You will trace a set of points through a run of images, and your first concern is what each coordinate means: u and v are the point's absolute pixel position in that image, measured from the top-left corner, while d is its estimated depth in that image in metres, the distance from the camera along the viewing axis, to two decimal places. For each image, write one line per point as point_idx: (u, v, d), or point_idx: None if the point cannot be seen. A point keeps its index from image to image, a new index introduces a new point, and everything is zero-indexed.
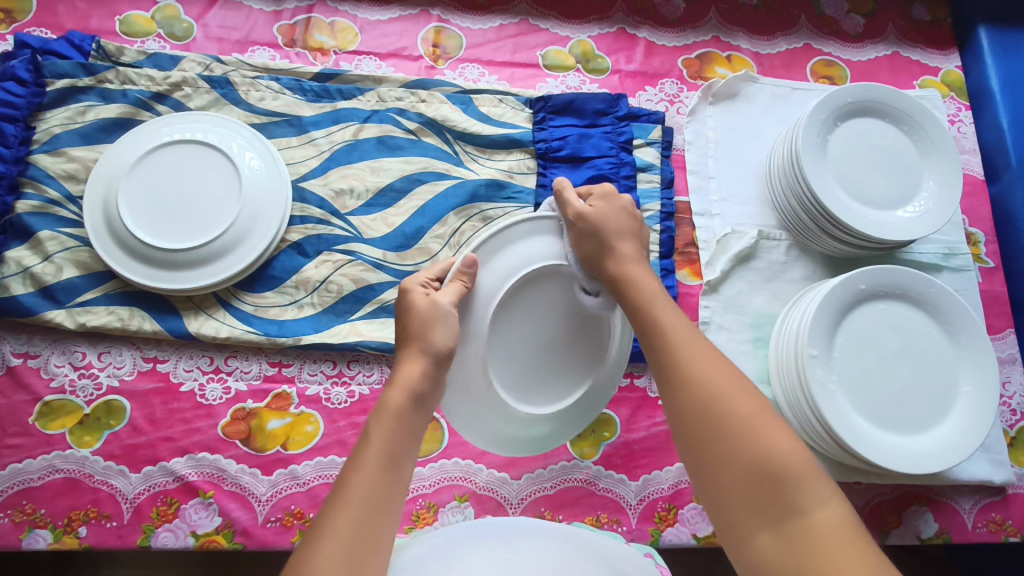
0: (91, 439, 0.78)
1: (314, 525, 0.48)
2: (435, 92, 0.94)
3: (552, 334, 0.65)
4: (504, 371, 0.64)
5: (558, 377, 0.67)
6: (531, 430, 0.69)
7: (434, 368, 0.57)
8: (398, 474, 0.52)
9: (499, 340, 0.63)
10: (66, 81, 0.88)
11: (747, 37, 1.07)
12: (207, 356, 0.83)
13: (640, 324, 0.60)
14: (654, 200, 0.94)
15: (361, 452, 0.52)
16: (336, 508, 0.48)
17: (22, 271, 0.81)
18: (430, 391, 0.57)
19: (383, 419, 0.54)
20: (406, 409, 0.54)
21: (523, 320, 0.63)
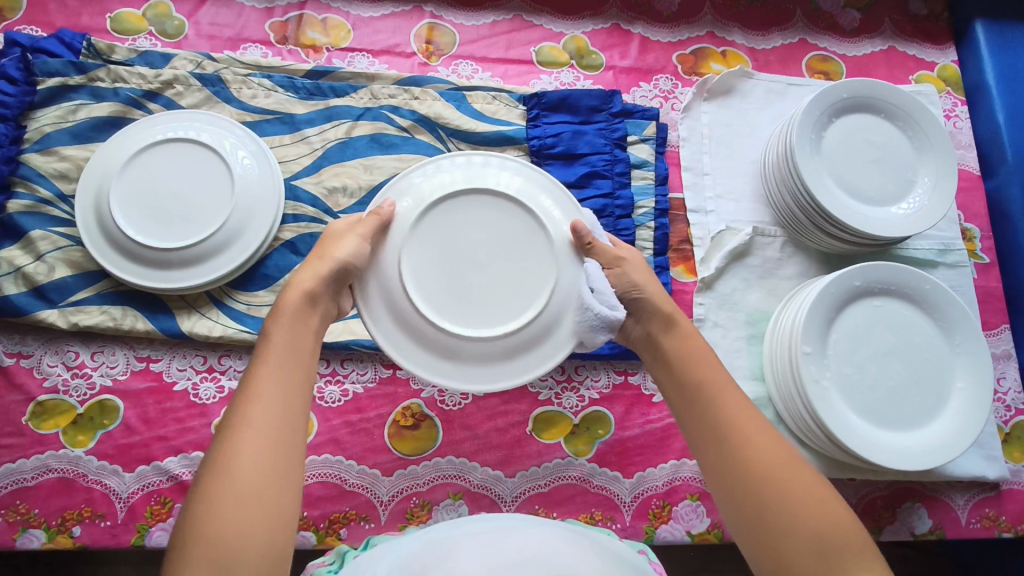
0: (84, 439, 0.78)
1: (226, 422, 0.51)
2: (428, 89, 0.94)
3: (482, 252, 0.66)
4: (439, 294, 0.65)
5: (522, 278, 0.66)
6: (492, 353, 0.66)
7: (325, 275, 0.62)
8: (300, 367, 0.57)
9: (422, 265, 0.66)
10: (56, 80, 0.87)
11: (742, 32, 1.06)
12: (200, 355, 0.83)
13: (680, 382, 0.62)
14: (648, 197, 0.94)
15: (262, 348, 0.57)
16: (245, 404, 0.52)
17: (15, 271, 0.81)
18: (324, 294, 0.63)
19: (278, 322, 0.59)
20: (299, 307, 0.60)
21: (444, 243, 0.66)
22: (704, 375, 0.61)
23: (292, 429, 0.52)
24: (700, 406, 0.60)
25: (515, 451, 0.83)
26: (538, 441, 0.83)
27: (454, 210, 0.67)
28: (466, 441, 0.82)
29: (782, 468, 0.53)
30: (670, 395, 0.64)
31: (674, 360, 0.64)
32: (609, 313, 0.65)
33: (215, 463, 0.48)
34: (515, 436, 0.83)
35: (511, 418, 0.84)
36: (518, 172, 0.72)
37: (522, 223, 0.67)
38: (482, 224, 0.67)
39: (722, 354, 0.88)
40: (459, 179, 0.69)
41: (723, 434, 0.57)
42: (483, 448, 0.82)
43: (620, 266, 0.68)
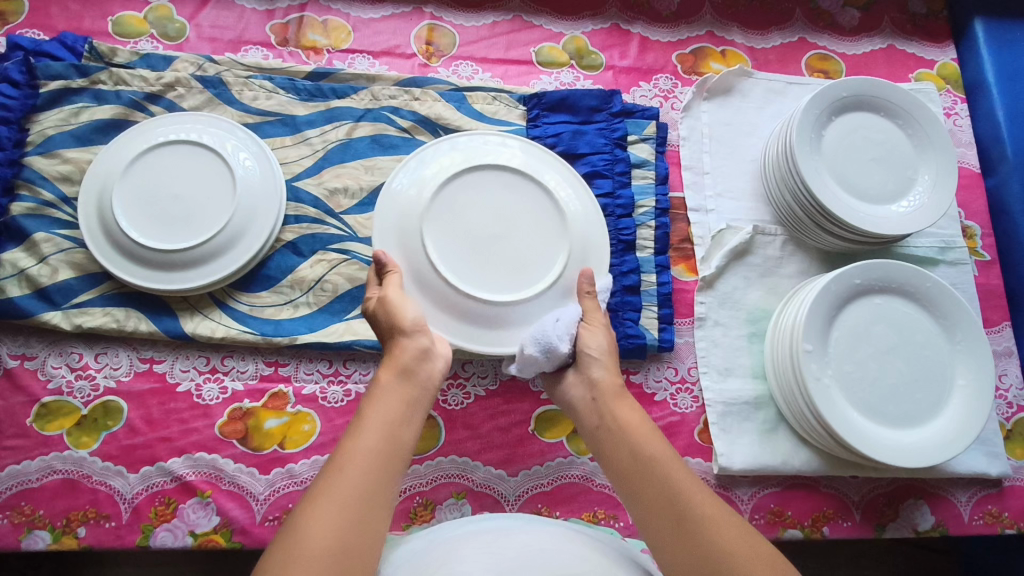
0: (88, 440, 0.78)
1: (307, 496, 0.50)
2: (429, 90, 0.94)
3: (499, 224, 0.73)
4: (457, 258, 0.71)
5: (534, 224, 0.73)
6: (501, 319, 0.71)
7: (417, 346, 0.62)
8: (394, 445, 0.55)
9: (442, 230, 0.72)
10: (58, 83, 0.87)
11: (741, 31, 1.06)
12: (203, 356, 0.83)
13: (622, 454, 0.60)
14: (649, 196, 0.94)
15: (354, 427, 0.55)
16: (328, 478, 0.51)
17: (19, 273, 0.81)
18: (418, 366, 0.61)
19: (374, 394, 0.58)
20: (395, 383, 0.59)
21: (464, 212, 0.72)
22: (653, 449, 0.59)
23: (372, 512, 0.50)
24: (643, 475, 0.58)
25: (518, 450, 0.83)
26: (540, 441, 0.83)
27: (475, 182, 0.74)
28: (468, 440, 0.83)
29: (742, 547, 0.50)
30: (615, 471, 0.60)
31: (623, 431, 0.62)
32: (556, 344, 0.66)
33: (285, 538, 0.47)
34: (518, 436, 0.83)
35: (514, 417, 0.84)
36: (533, 156, 0.79)
37: (537, 202, 0.74)
38: (499, 198, 0.73)
39: (723, 353, 0.89)
40: (480, 157, 0.76)
41: (679, 511, 0.54)
42: (485, 447, 0.83)
43: (594, 327, 0.68)
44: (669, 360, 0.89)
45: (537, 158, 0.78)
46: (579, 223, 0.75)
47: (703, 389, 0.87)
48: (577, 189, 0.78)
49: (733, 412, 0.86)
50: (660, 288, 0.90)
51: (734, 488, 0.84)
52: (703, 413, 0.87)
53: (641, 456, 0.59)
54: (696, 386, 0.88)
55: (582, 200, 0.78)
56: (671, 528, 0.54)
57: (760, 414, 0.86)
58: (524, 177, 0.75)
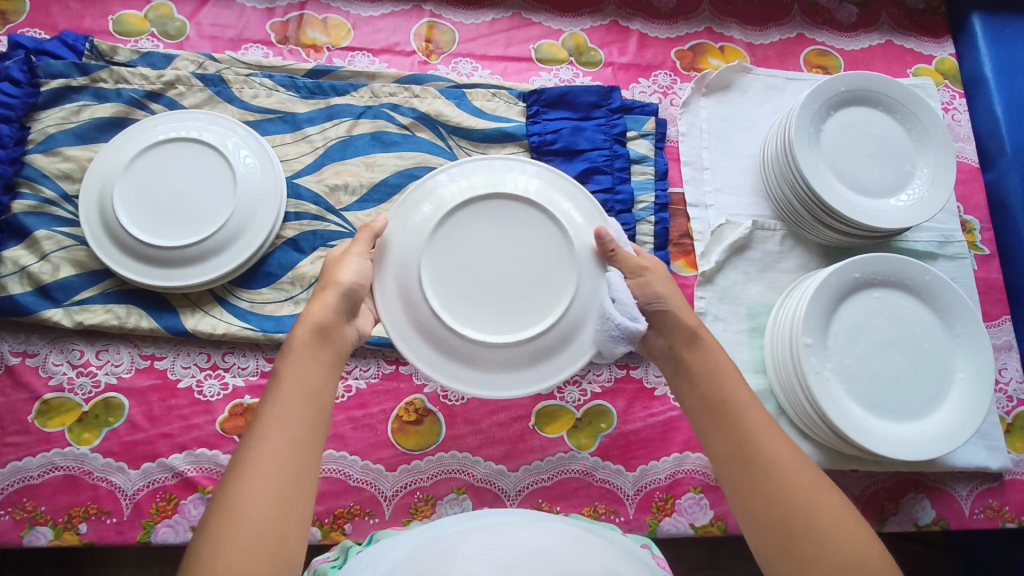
0: (90, 437, 0.78)
1: (234, 468, 0.50)
2: (429, 87, 0.95)
3: (502, 259, 0.67)
4: (456, 299, 0.66)
5: (516, 227, 0.67)
6: (505, 361, 0.66)
7: (335, 304, 0.61)
8: (313, 403, 0.55)
9: (444, 284, 0.66)
10: (59, 81, 0.88)
11: (740, 28, 1.07)
12: (204, 353, 0.83)
13: (703, 395, 0.61)
14: (648, 192, 0.94)
15: (273, 389, 0.55)
16: (252, 446, 0.51)
17: (20, 270, 0.81)
18: (337, 327, 0.61)
19: (291, 355, 0.57)
20: (312, 343, 0.58)
21: (462, 248, 0.67)
22: (730, 392, 0.60)
23: (303, 469, 0.51)
24: (719, 417, 0.59)
25: (518, 445, 0.83)
26: (540, 436, 0.84)
27: (475, 215, 0.67)
28: (469, 435, 0.83)
29: (809, 490, 0.53)
30: (690, 409, 0.62)
31: (699, 375, 0.62)
32: (632, 324, 0.65)
33: (217, 509, 0.47)
34: (518, 431, 0.84)
35: (514, 412, 0.84)
36: (543, 177, 0.71)
37: (544, 233, 0.67)
38: (503, 230, 0.67)
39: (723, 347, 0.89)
40: (484, 182, 0.69)
41: (748, 454, 0.56)
42: (486, 442, 0.83)
43: (643, 275, 0.66)
44: None
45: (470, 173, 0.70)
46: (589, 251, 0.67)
47: None
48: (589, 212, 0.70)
49: None
50: None
51: None
52: None
53: (718, 399, 0.60)
54: None
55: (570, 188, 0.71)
56: (739, 468, 0.56)
57: None
58: (530, 206, 0.68)
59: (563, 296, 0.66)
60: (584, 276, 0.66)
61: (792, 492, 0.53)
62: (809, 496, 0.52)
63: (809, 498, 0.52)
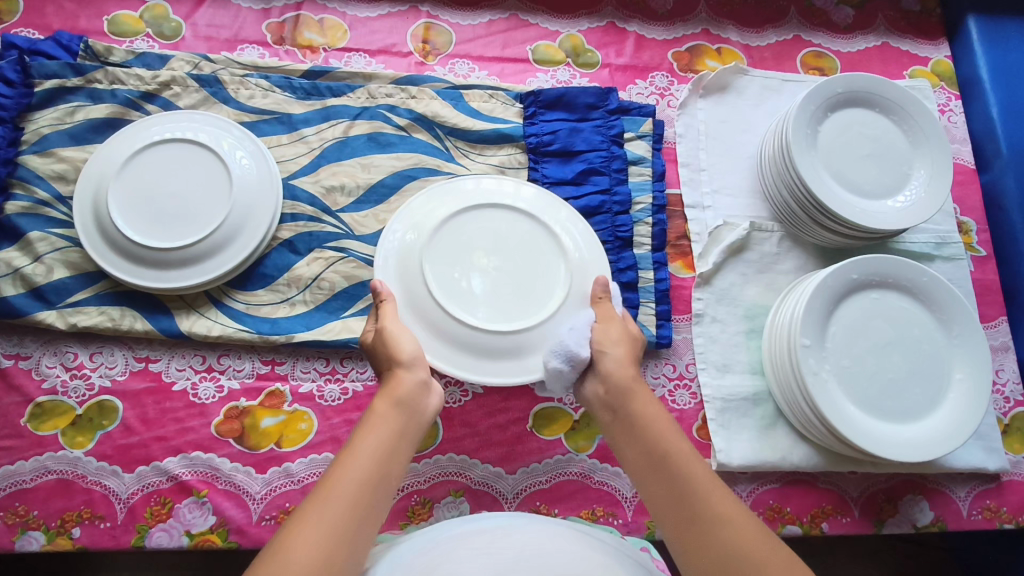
0: (83, 440, 0.77)
1: (285, 527, 0.49)
2: (425, 88, 0.94)
3: (500, 259, 0.73)
4: (455, 292, 0.70)
5: (455, 249, 0.72)
6: (497, 349, 0.70)
7: (416, 381, 0.61)
8: (382, 481, 0.54)
9: (501, 308, 0.71)
10: (54, 82, 0.87)
11: (736, 30, 1.06)
12: (199, 355, 0.82)
13: (639, 444, 0.61)
14: (646, 193, 0.94)
15: (344, 454, 0.55)
16: (311, 508, 0.50)
17: (13, 272, 0.81)
18: (417, 399, 0.60)
19: (367, 425, 0.57)
20: (391, 413, 0.58)
21: (458, 258, 0.72)
22: (671, 448, 0.59)
23: (351, 543, 0.50)
24: (660, 470, 0.58)
25: (516, 447, 0.82)
26: (538, 438, 0.83)
27: (473, 218, 0.74)
28: (467, 438, 0.82)
29: (761, 552, 0.51)
30: (631, 462, 0.61)
31: (635, 426, 0.62)
32: (575, 350, 0.65)
33: (262, 566, 0.46)
34: (516, 433, 0.83)
35: (512, 415, 0.84)
36: (436, 194, 0.76)
37: (514, 219, 0.75)
38: (478, 236, 0.73)
39: (721, 349, 0.88)
40: (471, 196, 0.76)
41: (692, 509, 0.55)
42: (483, 444, 0.82)
43: (608, 323, 0.68)
44: (667, 357, 0.89)
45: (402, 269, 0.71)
46: (581, 256, 0.74)
47: (702, 385, 0.87)
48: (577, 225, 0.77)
49: (731, 408, 0.86)
50: (658, 284, 0.90)
51: (733, 485, 0.84)
52: (702, 409, 0.86)
53: (656, 452, 0.59)
54: (694, 382, 0.88)
55: (434, 192, 0.76)
56: (682, 524, 0.55)
57: (759, 410, 0.86)
58: (473, 207, 0.74)
59: (560, 264, 0.73)
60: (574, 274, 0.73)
61: (741, 554, 0.51)
62: (760, 558, 0.51)
63: (755, 551, 0.51)
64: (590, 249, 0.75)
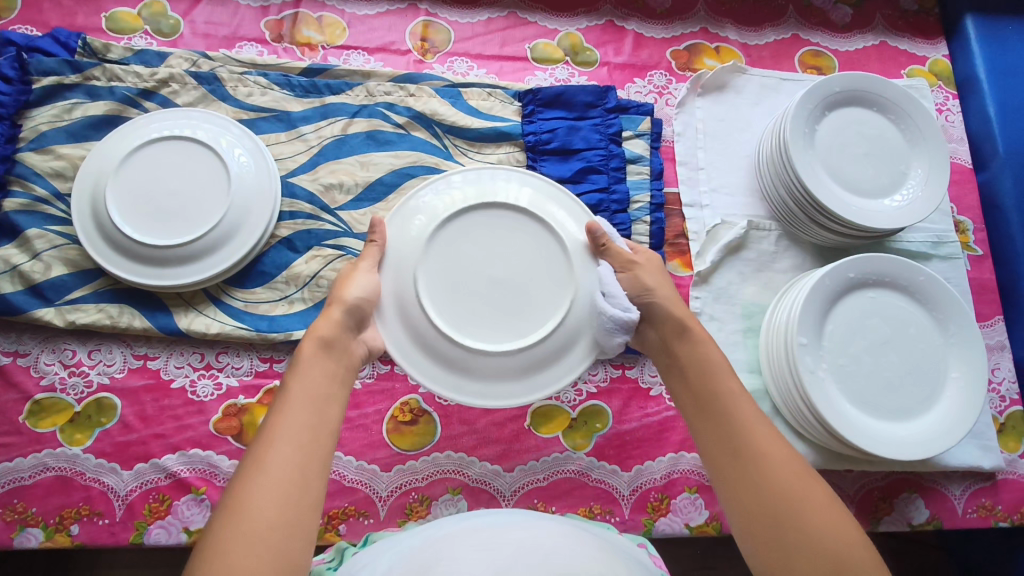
0: (82, 437, 0.78)
1: (241, 476, 0.51)
2: (424, 86, 0.94)
3: (503, 269, 0.66)
4: (450, 306, 0.65)
5: (447, 265, 0.66)
6: (491, 372, 0.66)
7: (343, 320, 0.63)
8: (324, 417, 0.57)
9: (513, 321, 0.66)
10: (52, 79, 0.87)
11: (735, 28, 1.05)
12: (198, 352, 0.83)
13: (693, 384, 0.64)
14: (644, 192, 0.94)
15: (280, 401, 0.56)
16: (259, 454, 0.52)
17: (11, 269, 0.81)
18: (342, 339, 0.63)
19: (296, 370, 0.59)
20: (319, 355, 0.60)
21: (455, 276, 0.66)
22: (719, 387, 0.62)
23: (308, 477, 0.52)
24: (709, 406, 0.62)
25: (514, 445, 0.83)
26: (536, 436, 0.83)
27: (478, 221, 0.68)
28: (465, 435, 0.82)
29: (793, 481, 0.54)
30: (681, 400, 0.65)
31: (689, 367, 0.65)
32: (625, 315, 0.64)
33: (223, 514, 0.48)
34: (514, 431, 0.83)
35: (510, 413, 0.84)
36: (418, 208, 0.69)
37: (504, 219, 0.68)
38: (469, 249, 0.67)
39: (718, 347, 0.89)
40: (476, 194, 0.69)
41: (736, 443, 0.58)
42: (481, 442, 0.82)
43: (631, 270, 0.68)
44: None
45: (400, 300, 0.66)
46: (587, 257, 0.68)
47: None
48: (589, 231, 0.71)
49: None
50: None
51: None
52: None
53: (708, 391, 0.63)
54: None
55: (416, 202, 0.70)
56: (725, 456, 0.59)
57: None
58: (457, 217, 0.67)
59: (561, 261, 0.67)
60: (580, 290, 0.67)
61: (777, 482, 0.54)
62: (793, 488, 0.54)
63: (793, 483, 0.54)
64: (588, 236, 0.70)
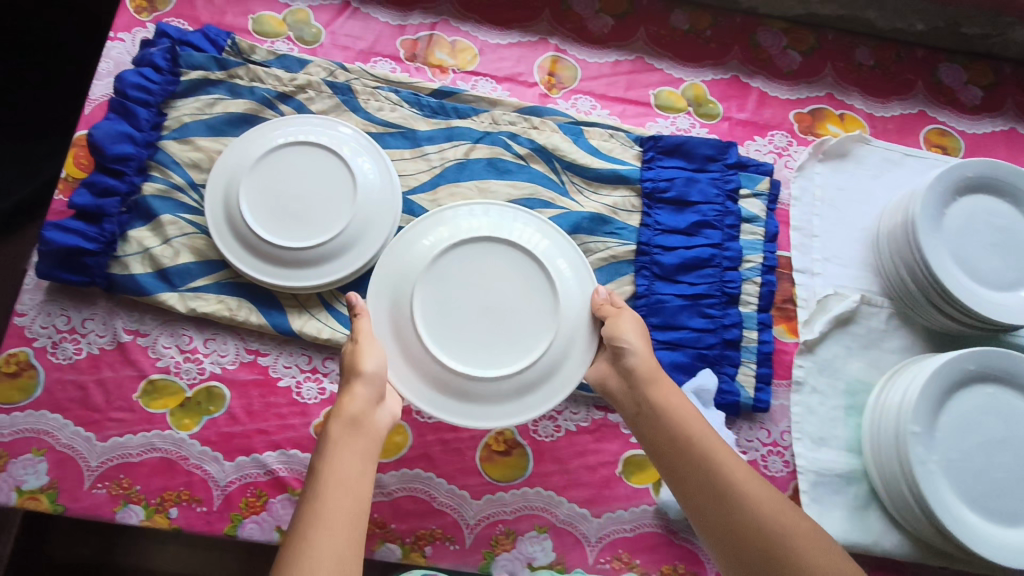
0: (190, 422, 0.80)
1: (287, 549, 0.54)
2: (548, 121, 0.96)
3: (492, 301, 0.76)
4: (440, 329, 0.74)
5: (438, 295, 0.75)
6: (468, 392, 0.74)
7: (367, 396, 0.67)
8: (358, 489, 0.60)
9: (500, 348, 0.75)
10: (199, 74, 0.90)
11: (862, 97, 1.04)
12: (306, 355, 0.84)
13: (639, 395, 0.72)
14: (757, 252, 0.93)
15: (317, 479, 0.60)
16: (308, 527, 0.55)
17: (143, 252, 0.83)
18: (368, 414, 0.66)
19: (331, 448, 0.63)
20: (347, 433, 0.64)
21: (450, 306, 0.75)
22: (690, 425, 0.68)
23: (350, 549, 0.55)
24: (656, 415, 0.70)
25: (603, 491, 0.82)
26: (626, 484, 0.83)
27: (474, 255, 0.77)
28: (555, 474, 0.82)
29: (747, 486, 0.64)
30: (630, 405, 0.73)
31: (644, 381, 0.72)
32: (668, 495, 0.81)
33: None
34: (604, 476, 0.83)
35: (602, 457, 0.84)
36: (415, 239, 0.78)
37: (493, 253, 0.77)
38: (461, 282, 0.76)
39: (818, 422, 0.88)
40: (478, 228, 0.78)
41: (692, 453, 0.67)
42: (571, 483, 0.82)
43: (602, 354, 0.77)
44: (762, 421, 0.88)
45: (398, 329, 0.75)
46: (569, 293, 0.78)
47: (796, 455, 0.87)
48: (578, 271, 0.80)
49: (825, 483, 0.85)
50: (761, 346, 0.89)
51: None
52: (793, 479, 0.87)
53: (659, 400, 0.70)
54: (788, 450, 0.88)
55: (411, 234, 0.79)
56: (682, 462, 0.67)
57: (852, 489, 0.85)
58: (450, 250, 0.76)
59: (544, 293, 0.77)
60: (561, 328, 0.76)
61: (768, 515, 0.62)
62: (781, 516, 0.62)
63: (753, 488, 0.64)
64: (567, 266, 0.79)
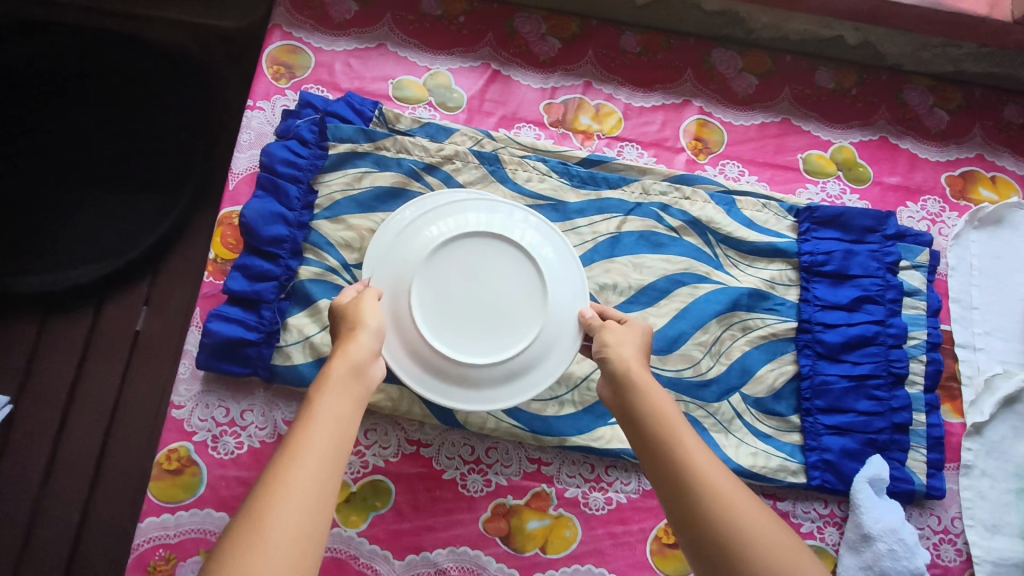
0: (357, 519, 0.77)
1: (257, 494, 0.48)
2: (699, 190, 0.92)
3: (489, 293, 0.72)
4: (439, 318, 0.71)
5: (433, 282, 0.71)
6: (459, 379, 0.71)
7: (370, 345, 0.60)
8: (344, 437, 0.53)
9: (496, 337, 0.71)
10: (347, 146, 0.86)
11: (1013, 158, 1.00)
12: (468, 445, 0.81)
13: (625, 397, 0.63)
14: (921, 328, 0.90)
15: (306, 416, 0.53)
16: (281, 471, 0.49)
17: (304, 340, 0.80)
18: (368, 364, 0.59)
19: (325, 387, 0.56)
20: (345, 375, 0.57)
21: (447, 294, 0.71)
22: (678, 433, 0.58)
23: (322, 504, 0.48)
24: (641, 418, 0.61)
25: None
26: None
27: (475, 245, 0.73)
28: None
29: (738, 507, 0.54)
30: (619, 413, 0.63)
31: (628, 384, 0.63)
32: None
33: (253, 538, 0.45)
34: None
35: None
36: (421, 225, 0.74)
37: (496, 245, 0.73)
38: (460, 270, 0.72)
39: (990, 507, 0.85)
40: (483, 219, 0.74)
41: (675, 463, 0.57)
42: None
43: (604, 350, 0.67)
44: (933, 508, 0.86)
45: (395, 313, 0.71)
46: (562, 288, 0.74)
47: (970, 543, 0.84)
48: (570, 265, 0.76)
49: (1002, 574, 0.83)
50: (930, 429, 0.87)
51: None
52: (968, 568, 0.84)
53: (644, 402, 0.61)
54: (960, 538, 0.85)
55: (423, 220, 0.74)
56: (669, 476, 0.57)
57: None
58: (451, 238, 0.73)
59: (540, 286, 0.73)
60: (551, 323, 0.72)
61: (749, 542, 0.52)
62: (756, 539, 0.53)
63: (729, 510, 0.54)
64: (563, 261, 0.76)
